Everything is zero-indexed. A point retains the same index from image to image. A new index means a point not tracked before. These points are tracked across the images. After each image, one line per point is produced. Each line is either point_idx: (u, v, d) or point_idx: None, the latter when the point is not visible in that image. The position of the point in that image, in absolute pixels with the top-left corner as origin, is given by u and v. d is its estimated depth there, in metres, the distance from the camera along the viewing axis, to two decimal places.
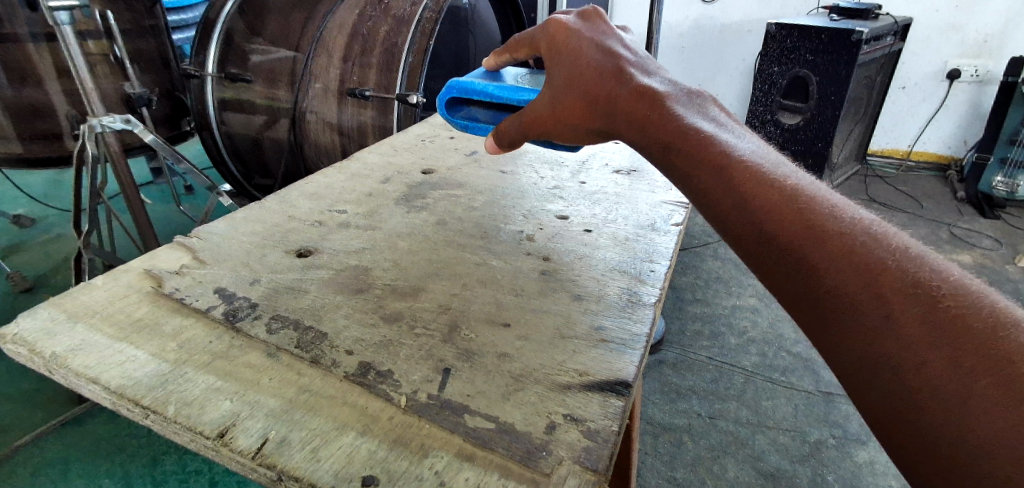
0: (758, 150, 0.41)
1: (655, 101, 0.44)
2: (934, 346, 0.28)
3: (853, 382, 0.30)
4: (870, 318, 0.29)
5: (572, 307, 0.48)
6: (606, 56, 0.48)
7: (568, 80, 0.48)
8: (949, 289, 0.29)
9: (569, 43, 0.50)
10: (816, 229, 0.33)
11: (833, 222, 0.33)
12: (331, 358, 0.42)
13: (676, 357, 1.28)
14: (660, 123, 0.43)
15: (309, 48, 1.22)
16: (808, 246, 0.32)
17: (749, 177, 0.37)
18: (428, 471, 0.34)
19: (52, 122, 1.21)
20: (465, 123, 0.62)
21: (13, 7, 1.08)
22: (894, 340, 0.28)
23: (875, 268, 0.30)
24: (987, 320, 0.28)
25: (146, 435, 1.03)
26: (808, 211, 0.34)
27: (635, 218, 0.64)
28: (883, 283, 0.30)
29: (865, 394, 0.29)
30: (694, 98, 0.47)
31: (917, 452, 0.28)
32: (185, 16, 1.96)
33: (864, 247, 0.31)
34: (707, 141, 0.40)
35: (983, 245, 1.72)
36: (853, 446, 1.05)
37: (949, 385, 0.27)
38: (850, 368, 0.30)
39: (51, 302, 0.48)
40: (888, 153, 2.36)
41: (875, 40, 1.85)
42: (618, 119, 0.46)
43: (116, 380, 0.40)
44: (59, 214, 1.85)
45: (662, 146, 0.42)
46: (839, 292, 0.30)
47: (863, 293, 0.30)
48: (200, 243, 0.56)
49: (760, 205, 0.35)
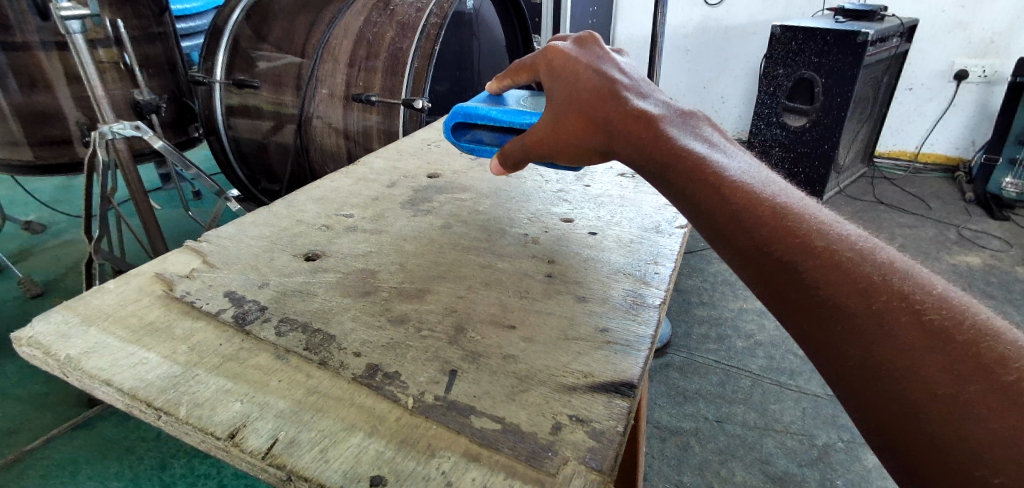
0: (750, 167, 0.41)
1: (651, 120, 0.45)
2: (927, 351, 0.28)
3: (852, 391, 0.30)
4: (863, 325, 0.30)
5: (577, 310, 0.49)
6: (602, 78, 0.49)
7: (565, 100, 0.49)
8: (935, 298, 0.30)
9: (567, 67, 0.51)
10: (809, 244, 0.33)
11: (823, 238, 0.33)
12: (338, 361, 0.42)
13: (682, 360, 1.27)
14: (656, 139, 0.44)
15: (315, 54, 1.23)
16: (801, 259, 0.33)
17: (742, 192, 0.37)
18: (434, 471, 0.34)
19: (63, 129, 1.22)
20: (471, 146, 0.63)
21: (26, 17, 1.10)
22: (891, 348, 0.28)
23: (866, 279, 0.31)
24: (974, 328, 0.28)
25: (156, 438, 1.04)
26: (799, 225, 0.34)
27: (639, 221, 0.65)
28: (873, 293, 0.30)
29: (862, 401, 0.29)
30: (688, 116, 0.48)
31: (918, 460, 0.27)
32: (194, 23, 1.98)
33: (852, 259, 0.32)
34: (701, 157, 0.41)
35: (992, 246, 1.71)
36: (861, 450, 1.05)
37: (947, 388, 0.27)
38: (849, 377, 0.30)
39: (64, 306, 0.48)
40: (895, 154, 2.34)
41: (881, 42, 1.84)
42: (616, 135, 0.46)
43: (129, 381, 0.40)
44: (69, 220, 1.87)
45: (658, 162, 0.43)
46: (832, 303, 0.31)
47: (857, 302, 0.30)
48: (210, 247, 0.57)
49: (755, 220, 0.35)
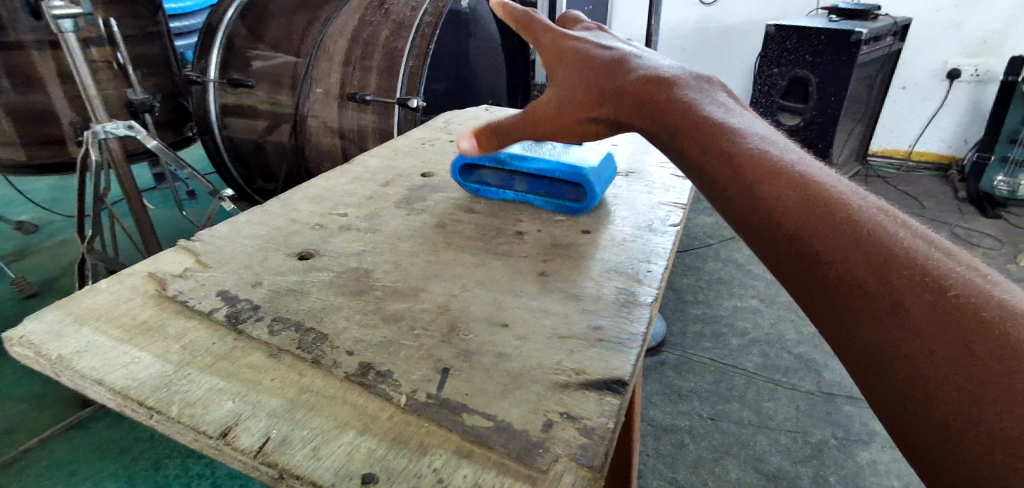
0: (770, 139, 0.42)
1: (664, 92, 0.48)
2: (942, 331, 0.28)
3: (862, 368, 0.30)
4: (877, 302, 0.30)
5: (569, 307, 0.49)
6: (612, 59, 0.53)
7: (576, 80, 0.53)
8: (958, 279, 0.30)
9: (575, 49, 0.55)
10: (826, 217, 0.33)
11: (843, 212, 0.33)
12: (332, 359, 0.42)
13: (677, 358, 1.28)
14: (672, 112, 0.46)
15: (310, 53, 1.23)
16: (816, 234, 0.33)
17: (756, 169, 0.38)
18: (426, 468, 0.34)
19: (56, 128, 1.22)
20: (477, 187, 0.71)
21: (18, 15, 1.09)
22: (905, 326, 0.29)
23: (885, 256, 0.31)
24: (994, 309, 0.28)
25: (149, 438, 1.04)
26: (815, 200, 0.34)
27: (633, 219, 0.65)
28: (893, 271, 0.30)
29: (869, 378, 0.30)
30: (706, 88, 0.49)
31: (924, 440, 0.28)
32: (188, 22, 1.98)
33: (871, 235, 0.32)
34: (716, 130, 0.42)
35: (984, 244, 1.72)
36: (855, 447, 1.05)
37: (957, 369, 0.27)
38: (861, 355, 0.30)
39: (56, 306, 0.48)
40: (889, 153, 2.36)
41: (874, 41, 1.85)
42: (629, 105, 0.50)
43: (121, 381, 0.40)
44: (62, 220, 1.86)
45: (671, 133, 0.45)
46: (847, 279, 0.31)
47: (871, 278, 0.31)
48: (203, 246, 0.57)
49: (771, 194, 0.36)
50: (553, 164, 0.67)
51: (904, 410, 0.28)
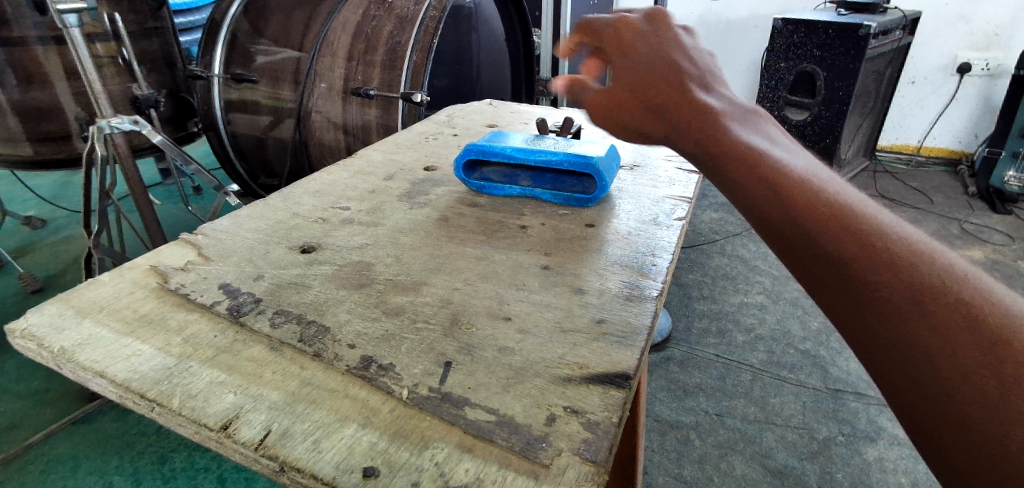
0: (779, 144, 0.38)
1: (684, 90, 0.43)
2: (968, 343, 0.25)
3: (880, 365, 0.28)
4: (900, 308, 0.27)
5: (572, 301, 0.48)
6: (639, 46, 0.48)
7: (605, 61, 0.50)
8: (979, 288, 0.27)
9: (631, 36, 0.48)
10: (846, 219, 0.29)
11: (861, 214, 0.30)
12: (333, 352, 0.42)
13: (682, 354, 1.27)
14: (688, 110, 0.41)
15: (314, 48, 1.23)
16: (832, 232, 0.29)
17: (772, 168, 0.34)
18: (428, 462, 0.34)
19: (61, 124, 1.22)
20: (480, 184, 0.69)
21: (23, 10, 1.09)
22: (928, 332, 0.26)
23: (907, 259, 0.27)
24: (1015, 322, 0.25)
25: (156, 432, 1.04)
26: (835, 202, 0.30)
27: (637, 213, 0.64)
28: (915, 277, 0.27)
29: (890, 380, 0.27)
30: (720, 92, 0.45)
31: (945, 439, 0.26)
32: (192, 18, 1.98)
33: (893, 240, 0.28)
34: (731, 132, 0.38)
35: (995, 240, 1.70)
36: (862, 444, 1.04)
37: (986, 379, 0.25)
38: (880, 355, 0.27)
39: (58, 299, 0.48)
40: (897, 148, 2.34)
41: (883, 34, 1.83)
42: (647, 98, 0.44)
43: (122, 373, 0.40)
44: (69, 216, 1.87)
45: (687, 131, 0.40)
46: (866, 280, 0.28)
47: (893, 283, 0.27)
48: (205, 240, 0.57)
49: (791, 193, 0.32)
50: (562, 157, 0.65)
51: (925, 411, 0.26)
